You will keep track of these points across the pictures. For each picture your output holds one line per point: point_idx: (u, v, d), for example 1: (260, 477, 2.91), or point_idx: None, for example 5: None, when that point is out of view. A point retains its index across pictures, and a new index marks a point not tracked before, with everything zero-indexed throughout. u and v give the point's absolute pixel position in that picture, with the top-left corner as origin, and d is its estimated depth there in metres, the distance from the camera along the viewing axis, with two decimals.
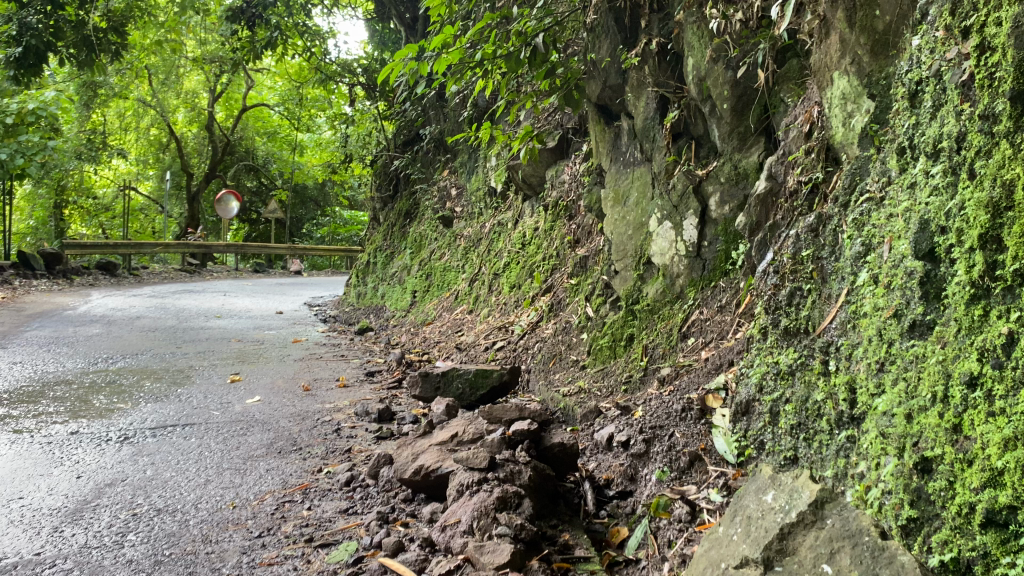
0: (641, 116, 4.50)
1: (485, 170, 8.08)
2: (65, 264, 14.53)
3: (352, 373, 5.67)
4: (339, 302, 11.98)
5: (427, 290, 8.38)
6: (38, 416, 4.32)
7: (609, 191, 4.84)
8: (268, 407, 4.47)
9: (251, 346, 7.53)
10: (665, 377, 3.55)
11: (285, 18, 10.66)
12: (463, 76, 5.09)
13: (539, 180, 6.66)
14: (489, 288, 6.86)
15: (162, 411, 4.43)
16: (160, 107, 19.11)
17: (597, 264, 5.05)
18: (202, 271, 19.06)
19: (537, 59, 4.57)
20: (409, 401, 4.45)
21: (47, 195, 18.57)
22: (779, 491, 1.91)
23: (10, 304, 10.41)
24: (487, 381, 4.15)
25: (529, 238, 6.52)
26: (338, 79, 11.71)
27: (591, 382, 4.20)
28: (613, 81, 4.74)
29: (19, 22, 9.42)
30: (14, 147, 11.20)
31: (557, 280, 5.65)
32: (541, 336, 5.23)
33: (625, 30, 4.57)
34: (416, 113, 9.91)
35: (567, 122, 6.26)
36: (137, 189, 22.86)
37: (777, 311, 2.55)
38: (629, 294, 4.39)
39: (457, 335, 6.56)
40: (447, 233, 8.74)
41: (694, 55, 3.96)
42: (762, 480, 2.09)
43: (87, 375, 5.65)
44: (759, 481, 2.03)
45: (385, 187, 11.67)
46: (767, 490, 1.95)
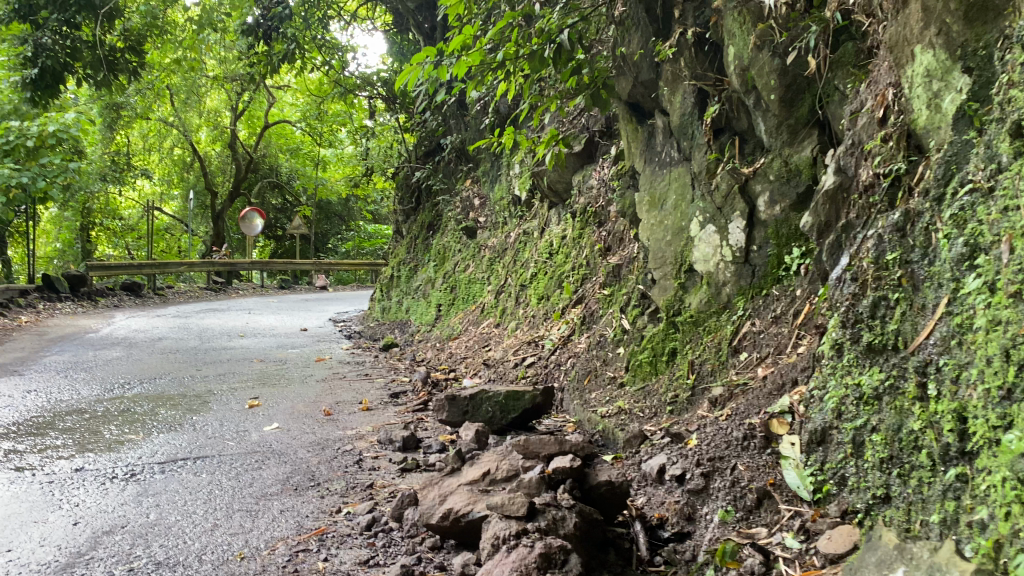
0: (677, 112, 4.16)
1: (509, 178, 7.80)
2: (89, 286, 14.44)
3: (375, 395, 5.37)
4: (363, 317, 11.72)
5: (452, 303, 8.08)
6: (43, 451, 4.04)
7: (643, 194, 4.50)
8: (285, 435, 4.17)
9: (272, 366, 7.27)
10: (717, 399, 3.22)
11: (302, 29, 10.45)
12: (484, 78, 4.80)
13: (565, 186, 6.35)
14: (516, 300, 6.55)
15: (174, 442, 4.15)
16: (183, 126, 19.06)
17: (632, 272, 4.72)
18: (227, 288, 18.94)
19: (563, 56, 4.28)
20: (435, 427, 4.12)
21: (73, 217, 18.56)
22: (913, 568, 1.65)
23: (32, 328, 10.26)
24: (518, 404, 3.83)
25: (557, 247, 6.22)
26: (357, 91, 11.51)
27: (632, 402, 3.87)
28: (645, 77, 4.40)
29: (34, 43, 9.14)
30: (36, 171, 11.07)
31: (588, 291, 5.32)
32: (574, 351, 4.90)
33: (658, 21, 4.23)
34: (437, 122, 9.66)
35: (594, 124, 5.96)
36: (162, 208, 22.87)
37: (858, 325, 2.22)
38: (670, 305, 4.06)
39: (484, 350, 6.25)
40: (471, 244, 8.45)
41: (736, 44, 3.62)
42: (881, 546, 1.82)
43: (101, 404, 5.40)
44: (881, 553, 1.78)
45: (407, 200, 11.45)
46: (895, 566, 1.70)
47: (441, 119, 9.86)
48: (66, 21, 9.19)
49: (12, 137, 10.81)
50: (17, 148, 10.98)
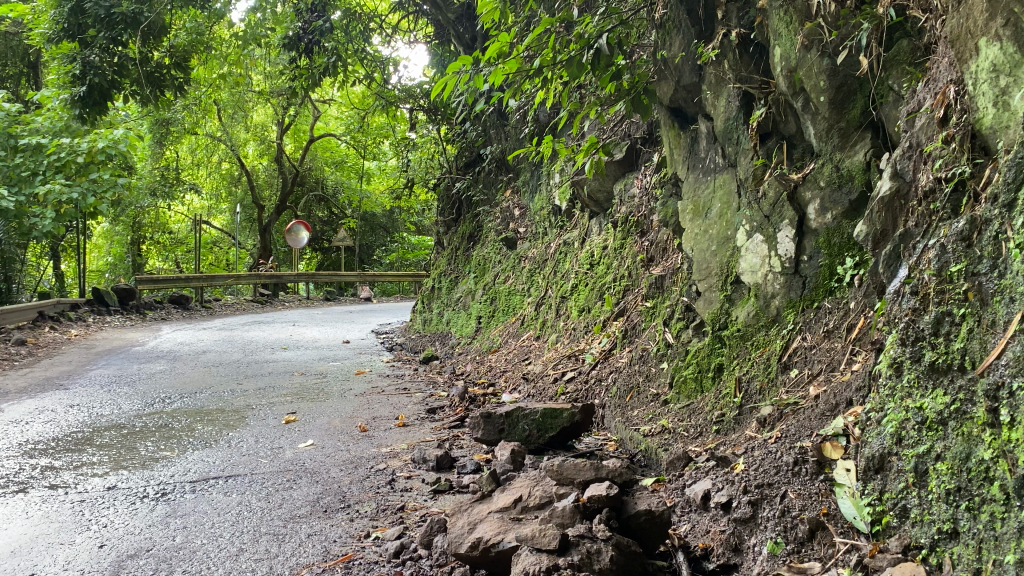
0: (721, 117, 4.00)
1: (549, 188, 7.67)
2: (138, 299, 14.65)
3: (412, 410, 5.27)
4: (405, 329, 11.66)
5: (492, 315, 7.97)
6: (79, 468, 4.02)
7: (687, 202, 4.33)
8: (319, 452, 4.09)
9: (312, 380, 7.24)
10: (766, 419, 3.04)
11: (344, 43, 10.45)
12: (521, 87, 4.70)
13: (606, 195, 6.21)
14: (556, 312, 6.41)
15: (208, 459, 4.09)
16: (230, 140, 19.33)
17: (676, 284, 4.57)
18: (273, 300, 19.11)
19: (602, 62, 4.17)
20: (471, 444, 4.00)
21: (124, 232, 18.92)
22: None
23: (82, 341, 10.41)
24: (556, 422, 3.69)
25: (598, 258, 6.08)
26: (399, 104, 11.52)
27: (676, 421, 3.72)
28: (687, 81, 4.24)
29: (82, 61, 9.29)
30: (86, 186, 11.22)
31: (630, 303, 5.17)
32: (615, 366, 4.75)
33: (699, 23, 4.07)
34: (478, 132, 9.58)
35: (635, 131, 5.82)
36: (210, 222, 23.21)
37: (919, 343, 2.05)
38: (715, 319, 3.89)
39: (524, 364, 6.13)
40: (511, 255, 8.34)
41: (782, 45, 3.46)
42: None
43: (140, 419, 5.39)
44: None
45: (448, 211, 11.39)
46: None
47: (481, 129, 9.77)
48: (113, 39, 9.30)
49: (63, 154, 11.00)
50: (67, 164, 11.17)
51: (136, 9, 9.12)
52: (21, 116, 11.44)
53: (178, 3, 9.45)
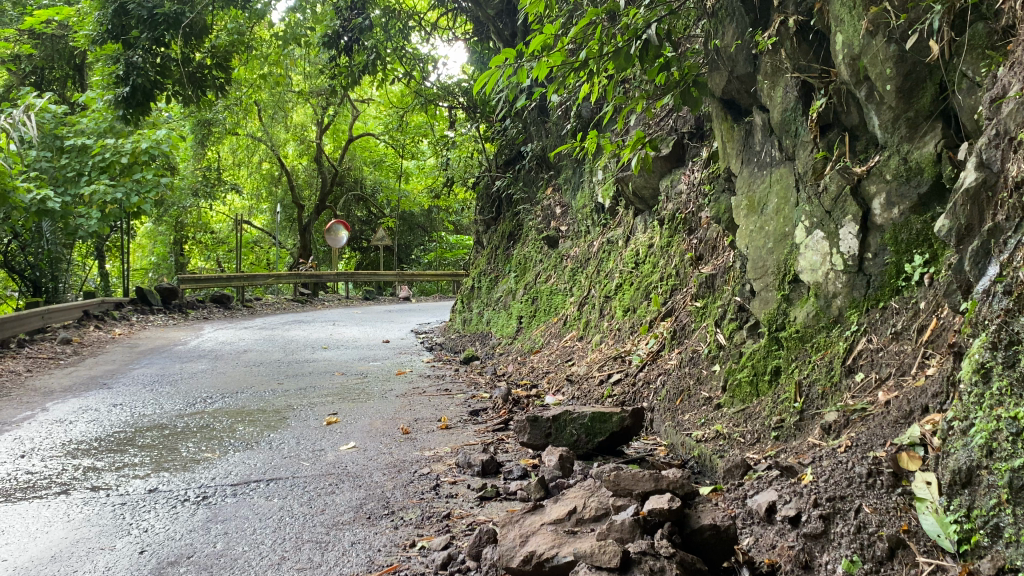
0: (777, 109, 3.82)
1: (592, 185, 7.53)
2: (181, 298, 14.79)
3: (455, 412, 5.18)
4: (444, 329, 11.58)
5: (534, 315, 7.84)
6: (120, 469, 3.98)
7: (741, 198, 4.16)
8: (362, 455, 4.00)
9: (353, 379, 7.19)
10: (830, 425, 2.88)
11: (383, 41, 10.41)
12: (566, 80, 4.59)
13: (652, 192, 6.06)
14: (600, 312, 6.27)
15: (249, 462, 4.02)
16: (270, 140, 19.49)
17: (728, 283, 4.42)
18: (313, 299, 19.22)
19: (650, 53, 4.08)
20: (517, 448, 3.88)
21: (167, 232, 19.13)
22: None
23: (125, 340, 10.49)
24: (605, 427, 3.55)
25: (644, 256, 5.93)
26: (438, 102, 11.44)
27: (731, 426, 3.58)
28: (740, 71, 4.06)
29: (126, 62, 9.36)
30: (130, 186, 11.32)
31: (678, 302, 5.02)
32: (664, 368, 4.60)
33: (754, 10, 3.90)
34: (518, 130, 9.48)
35: (682, 126, 5.65)
36: (251, 222, 23.40)
37: (1015, 348, 1.88)
38: (772, 319, 3.74)
39: (568, 365, 6.00)
40: (553, 254, 8.20)
41: (844, 31, 3.29)
42: None
43: (182, 419, 5.37)
44: None
45: (488, 210, 11.29)
46: None
47: (521, 126, 9.65)
48: (156, 40, 9.36)
49: (107, 154, 11.12)
50: (112, 165, 11.30)
51: (178, 10, 9.18)
52: (66, 117, 11.57)
53: (219, 4, 9.50)
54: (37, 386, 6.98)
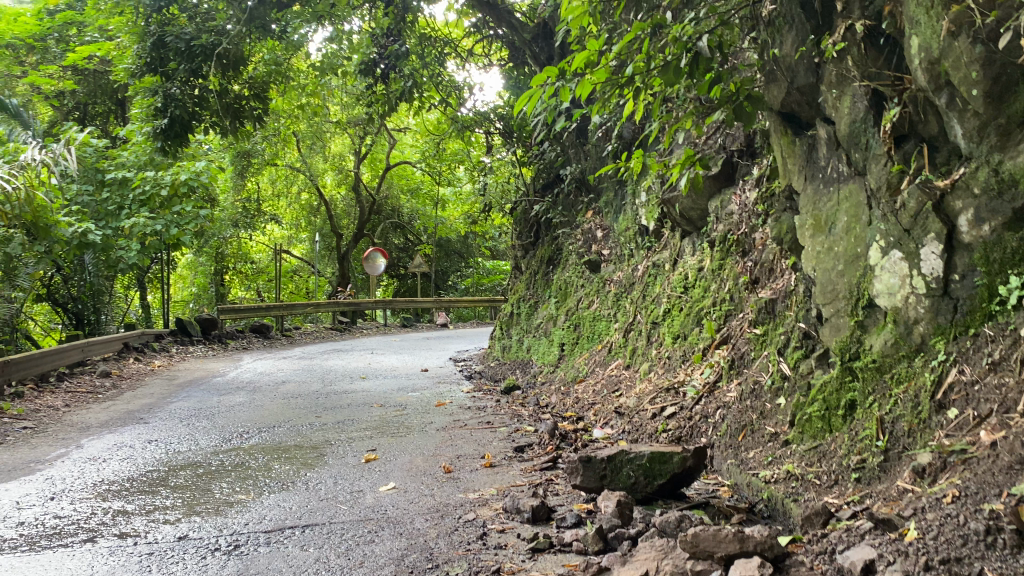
0: (845, 120, 3.53)
1: (635, 208, 7.28)
2: (220, 329, 14.75)
3: (498, 448, 4.91)
4: (484, 356, 11.33)
5: (577, 342, 7.56)
6: (151, 514, 3.78)
7: (806, 217, 3.86)
8: (402, 498, 3.75)
9: (392, 412, 6.97)
10: (924, 468, 2.60)
11: (420, 68, 10.32)
12: (611, 97, 4.37)
13: (701, 214, 5.78)
14: (648, 339, 5.99)
15: (284, 505, 3.79)
16: (308, 170, 19.60)
17: (791, 308, 4.13)
18: (351, 327, 19.12)
19: (700, 66, 3.86)
20: (568, 491, 3.59)
21: (207, 263, 19.20)
22: None
23: (164, 372, 10.42)
24: (666, 468, 3.29)
25: (693, 280, 5.64)
26: (474, 128, 11.28)
27: (804, 466, 3.29)
28: (801, 82, 3.78)
29: (164, 94, 9.35)
30: (170, 219, 11.38)
31: (734, 329, 4.72)
32: (722, 401, 4.30)
33: (816, 16, 3.63)
34: (556, 153, 9.28)
35: (732, 143, 5.42)
36: (290, 251, 23.49)
37: None
38: (844, 348, 3.44)
39: (615, 395, 5.72)
40: (595, 279, 7.93)
41: (920, 34, 3.00)
42: None
43: (217, 456, 5.17)
44: None
45: (526, 235, 11.06)
46: None
47: (559, 149, 9.43)
48: (193, 71, 9.30)
49: (148, 187, 11.18)
50: (152, 198, 11.34)
51: (215, 40, 9.16)
52: (106, 151, 11.66)
53: (257, 35, 9.51)
54: (73, 421, 6.85)
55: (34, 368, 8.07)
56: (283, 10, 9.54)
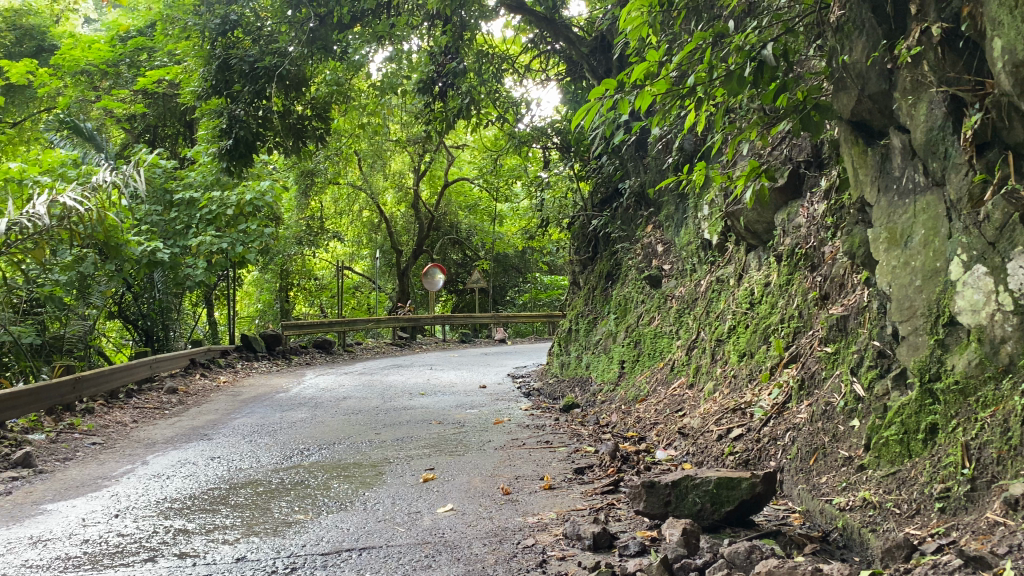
0: (921, 128, 3.34)
1: (697, 222, 7.13)
2: (283, 345, 14.98)
3: (558, 469, 4.81)
4: (542, 373, 11.22)
5: (638, 359, 7.42)
6: (210, 533, 3.78)
7: (879, 230, 3.68)
8: (460, 520, 3.68)
9: (450, 429, 6.93)
10: (1017, 500, 2.42)
11: (477, 85, 10.34)
12: (671, 109, 4.27)
13: (766, 227, 5.61)
14: (712, 357, 5.82)
15: (341, 526, 3.75)
16: (369, 188, 19.87)
17: (864, 325, 3.95)
18: (411, 343, 19.22)
19: (764, 75, 3.75)
20: (630, 516, 3.48)
21: (272, 280, 19.56)
22: None
23: (228, 388, 10.58)
24: (733, 494, 3.14)
25: (760, 296, 5.47)
26: (531, 144, 11.25)
27: (882, 493, 3.11)
28: (873, 89, 3.62)
29: (228, 115, 9.51)
30: (235, 237, 11.60)
31: (804, 347, 4.55)
32: (791, 423, 4.13)
33: (889, 20, 3.48)
34: (615, 167, 9.18)
35: (798, 153, 5.25)
36: (352, 268, 23.78)
37: None
38: (923, 368, 3.26)
39: (678, 414, 5.57)
40: (655, 294, 7.78)
41: (1003, 35, 2.81)
42: None
43: (277, 474, 5.19)
44: None
45: (585, 250, 10.95)
46: None
47: (618, 163, 9.31)
48: (257, 93, 9.48)
49: (214, 207, 11.46)
50: (218, 217, 11.60)
51: (278, 61, 9.32)
52: (174, 172, 11.98)
53: (318, 56, 9.67)
54: (140, 437, 6.97)
55: (105, 384, 8.27)
56: (343, 31, 9.67)
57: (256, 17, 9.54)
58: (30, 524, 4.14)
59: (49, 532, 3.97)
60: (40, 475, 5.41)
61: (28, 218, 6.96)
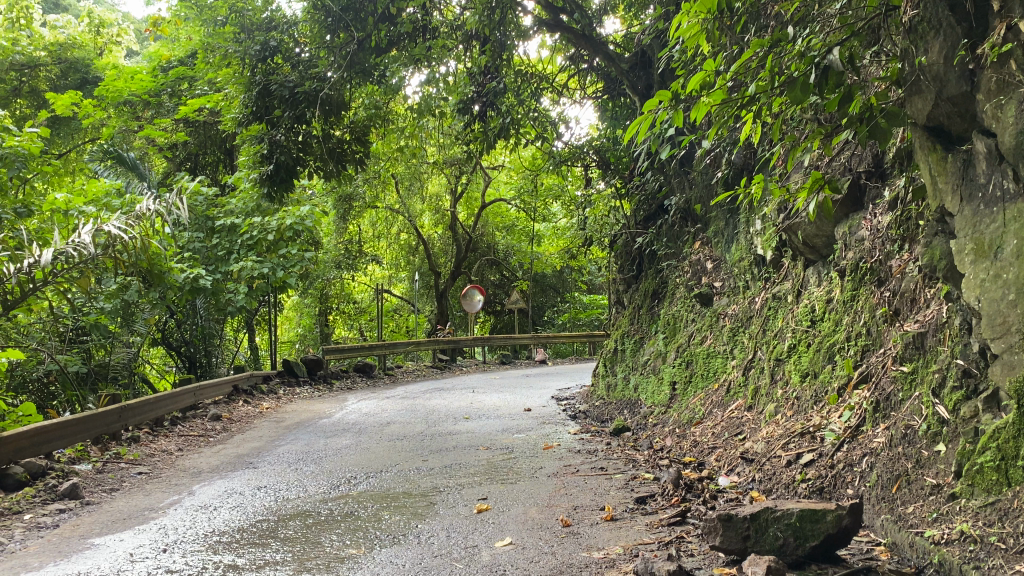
0: (1009, 131, 3.09)
1: (749, 237, 6.90)
2: (325, 369, 14.93)
3: (617, 499, 4.60)
4: (587, 395, 10.99)
5: (690, 380, 7.19)
6: (262, 569, 3.64)
7: (966, 241, 3.43)
8: (520, 555, 3.50)
9: (499, 455, 6.74)
10: None
11: (517, 104, 10.25)
12: (728, 120, 4.08)
13: (826, 241, 5.39)
14: (771, 377, 5.59)
15: (397, 561, 3.59)
16: (407, 211, 19.89)
17: (944, 343, 3.71)
18: (452, 366, 19.07)
19: (830, 80, 3.53)
20: (704, 551, 3.30)
21: (312, 304, 19.60)
22: None
23: (272, 415, 10.51)
24: (818, 528, 2.98)
25: (822, 313, 5.23)
26: (571, 163, 11.11)
27: (982, 526, 2.87)
28: (952, 91, 3.41)
29: (269, 141, 9.55)
30: (276, 262, 11.58)
31: (875, 366, 4.30)
32: (868, 448, 3.89)
33: (969, 18, 3.29)
34: (659, 183, 8.98)
35: (859, 163, 5.04)
36: (391, 291, 23.77)
37: None
38: (1020, 390, 3.00)
39: (739, 438, 5.34)
40: (706, 312, 7.55)
41: None
42: None
43: (326, 505, 5.05)
44: None
45: (628, 268, 10.74)
46: None
47: (662, 179, 9.12)
48: (297, 118, 9.47)
49: (255, 232, 11.47)
50: (259, 242, 11.61)
51: (318, 86, 9.30)
52: (216, 199, 12.04)
53: (357, 80, 9.67)
54: (186, 466, 6.90)
55: (149, 413, 8.23)
56: (381, 55, 9.63)
57: (295, 43, 9.55)
58: (78, 559, 4.04)
59: (98, 568, 3.86)
60: (87, 507, 5.34)
61: (74, 247, 6.91)
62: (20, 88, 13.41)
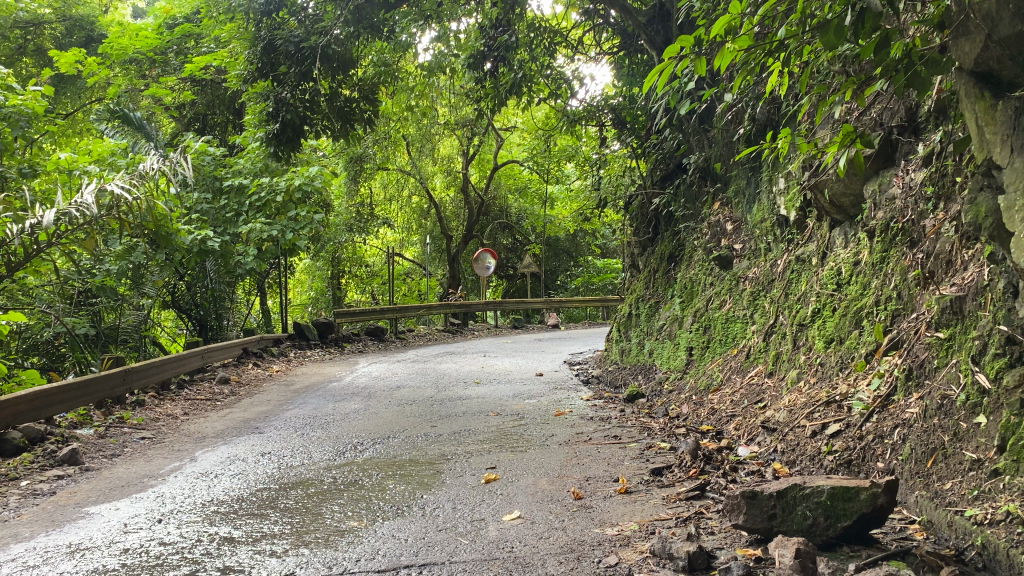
0: None
1: (772, 197, 6.62)
2: (336, 333, 14.77)
3: (632, 469, 4.40)
4: (601, 360, 10.78)
5: (708, 345, 6.96)
6: (258, 543, 3.46)
7: (1015, 196, 3.13)
8: (529, 531, 3.31)
9: (510, 421, 6.57)
10: None
11: (530, 60, 9.90)
12: (753, 67, 3.76)
13: (854, 200, 5.12)
14: (794, 343, 5.34)
15: (399, 535, 3.40)
16: (419, 173, 19.58)
17: (986, 307, 3.45)
18: (464, 330, 18.86)
19: (867, 24, 3.18)
20: (725, 529, 3.11)
21: (324, 267, 19.41)
22: None
23: (281, 378, 10.38)
24: (851, 507, 2.78)
25: (848, 276, 4.97)
26: (585, 122, 10.76)
27: None
28: (1005, 32, 3.11)
29: (275, 99, 9.27)
30: (285, 224, 11.39)
31: (907, 332, 4.05)
32: (900, 418, 3.66)
33: None
34: (678, 141, 8.68)
35: (892, 116, 4.74)
36: (403, 254, 23.55)
37: None
38: None
39: (760, 407, 5.11)
40: (725, 276, 7.28)
41: None
42: None
43: (329, 473, 4.87)
44: None
45: (644, 230, 10.46)
46: None
47: (680, 137, 8.81)
48: (304, 75, 9.16)
49: (264, 193, 11.33)
50: (269, 204, 11.43)
51: (323, 41, 8.96)
52: (224, 159, 11.82)
53: (365, 36, 9.30)
54: (191, 431, 6.75)
55: (155, 376, 8.07)
56: (390, 10, 9.25)
57: None
58: (70, 530, 3.88)
59: (89, 539, 3.70)
60: (86, 473, 5.21)
61: (77, 208, 6.69)
62: (25, 46, 13.14)
